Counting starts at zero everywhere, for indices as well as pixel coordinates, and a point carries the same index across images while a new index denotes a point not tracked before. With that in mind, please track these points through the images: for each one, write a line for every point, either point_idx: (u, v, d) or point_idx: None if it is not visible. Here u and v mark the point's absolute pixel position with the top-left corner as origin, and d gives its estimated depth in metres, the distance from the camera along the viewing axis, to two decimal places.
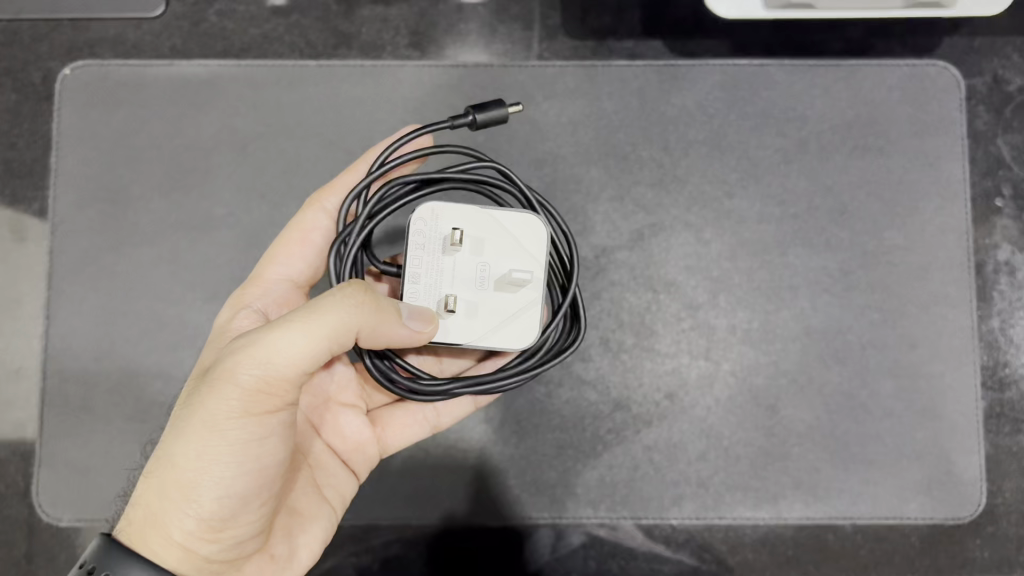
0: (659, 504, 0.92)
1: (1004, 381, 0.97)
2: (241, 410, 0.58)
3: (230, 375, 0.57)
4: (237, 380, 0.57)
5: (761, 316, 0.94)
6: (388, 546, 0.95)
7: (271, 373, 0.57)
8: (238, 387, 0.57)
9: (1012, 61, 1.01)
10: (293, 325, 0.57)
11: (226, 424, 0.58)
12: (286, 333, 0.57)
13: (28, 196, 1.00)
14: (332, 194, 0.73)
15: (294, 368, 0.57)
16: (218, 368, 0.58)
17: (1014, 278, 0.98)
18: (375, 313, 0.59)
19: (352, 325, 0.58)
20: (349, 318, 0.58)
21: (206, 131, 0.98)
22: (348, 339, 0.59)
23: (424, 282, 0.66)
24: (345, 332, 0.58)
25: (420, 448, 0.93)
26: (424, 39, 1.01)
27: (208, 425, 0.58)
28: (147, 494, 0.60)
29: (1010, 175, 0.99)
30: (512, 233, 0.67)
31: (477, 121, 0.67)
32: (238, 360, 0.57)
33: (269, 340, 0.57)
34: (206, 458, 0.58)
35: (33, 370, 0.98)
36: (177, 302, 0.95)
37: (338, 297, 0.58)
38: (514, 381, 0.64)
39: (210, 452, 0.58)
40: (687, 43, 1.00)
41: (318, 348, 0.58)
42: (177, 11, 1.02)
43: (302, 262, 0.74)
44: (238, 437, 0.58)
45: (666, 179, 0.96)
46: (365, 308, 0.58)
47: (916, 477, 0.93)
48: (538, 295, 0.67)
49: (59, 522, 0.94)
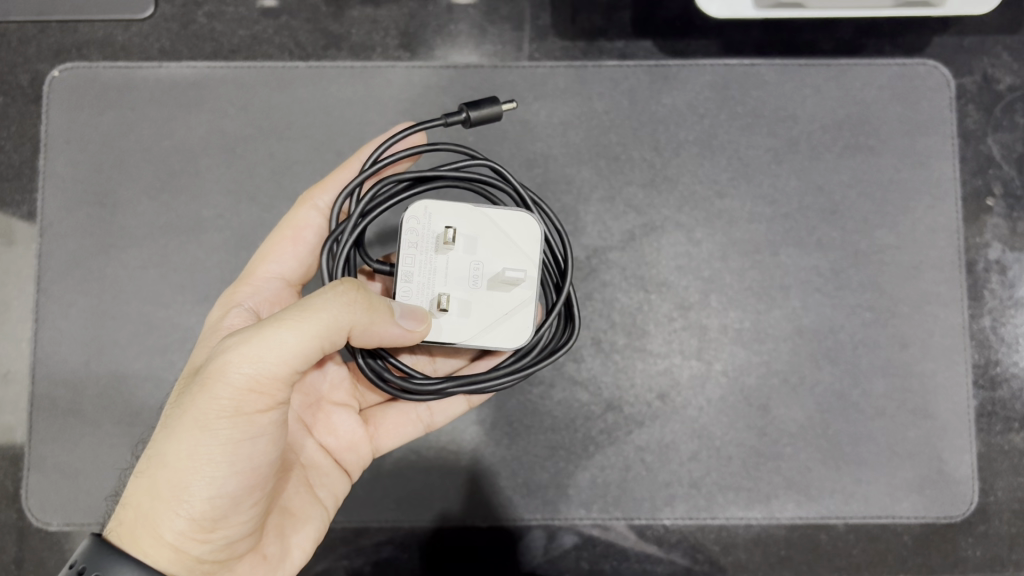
0: (652, 505, 0.92)
1: (996, 379, 0.97)
2: (232, 409, 0.57)
3: (221, 375, 0.57)
4: (228, 380, 0.57)
5: (753, 316, 0.94)
6: (379, 549, 0.95)
7: (263, 372, 0.57)
8: (229, 386, 0.57)
9: (1002, 60, 1.01)
10: (285, 324, 0.56)
11: (218, 424, 0.57)
12: (278, 332, 0.56)
13: (16, 199, 1.00)
14: (325, 191, 0.73)
15: (286, 367, 0.57)
16: (210, 367, 0.57)
17: (1005, 277, 0.98)
18: (367, 312, 0.59)
19: (344, 324, 0.58)
20: (341, 316, 0.57)
21: (195, 132, 0.97)
22: (340, 338, 0.58)
23: (417, 281, 0.66)
24: (337, 331, 0.58)
25: (411, 450, 0.93)
26: (414, 40, 1.01)
27: (198, 424, 0.58)
28: (138, 494, 0.60)
29: (1000, 173, 0.99)
30: (506, 231, 0.67)
31: (471, 118, 0.66)
32: (230, 360, 0.57)
33: (260, 339, 0.56)
34: (197, 458, 0.58)
35: (22, 373, 0.97)
36: (166, 305, 0.95)
37: (330, 296, 0.57)
38: (507, 380, 0.64)
39: (202, 452, 0.58)
40: (678, 43, 1.00)
41: (311, 347, 0.57)
42: (166, 13, 1.01)
43: (295, 259, 0.73)
44: (229, 437, 0.58)
45: (657, 179, 0.96)
46: (357, 306, 0.58)
47: (907, 476, 0.93)
48: (532, 294, 0.67)
49: (49, 526, 0.93)
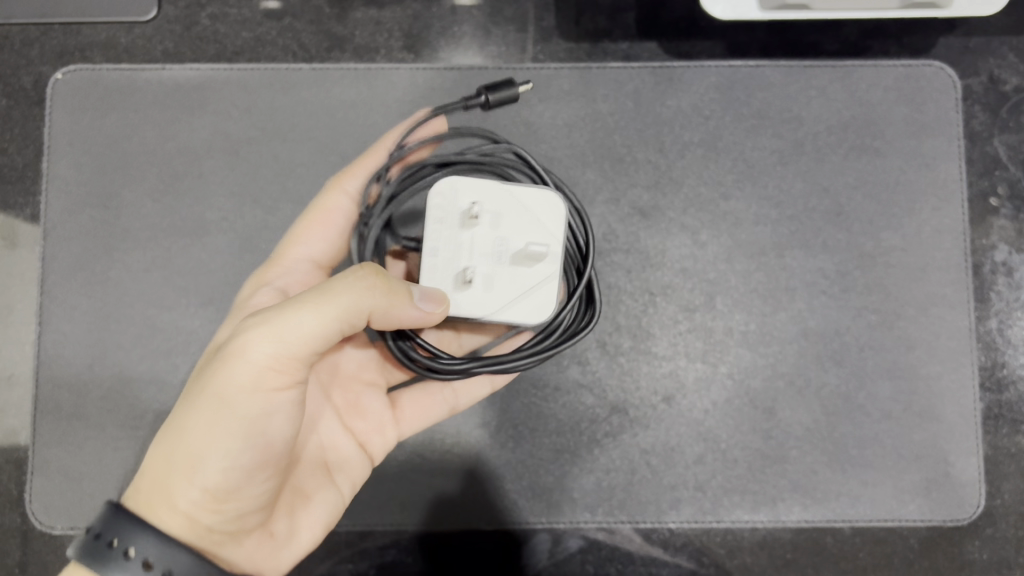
0: (657, 508, 0.92)
1: (1002, 381, 0.97)
2: (252, 386, 0.57)
3: (243, 350, 0.57)
4: (250, 357, 0.57)
5: (759, 318, 0.94)
6: (383, 552, 0.95)
7: (285, 351, 0.57)
8: (250, 362, 0.57)
9: (1008, 60, 1.00)
10: (308, 305, 0.57)
11: (238, 398, 0.57)
12: (300, 313, 0.57)
13: (21, 202, 1.00)
14: (354, 177, 0.73)
15: (306, 347, 0.57)
16: (233, 343, 0.57)
17: (1012, 279, 0.98)
18: (387, 297, 0.59)
19: (364, 307, 0.58)
20: (360, 299, 0.57)
21: (198, 135, 0.97)
22: (360, 321, 0.59)
23: (442, 257, 0.66)
24: (356, 314, 0.58)
25: (416, 453, 0.93)
26: (418, 42, 1.01)
27: (218, 398, 0.58)
28: (153, 462, 0.59)
29: (1006, 175, 0.99)
30: (530, 208, 0.67)
31: (489, 100, 0.71)
32: (254, 337, 0.57)
33: (281, 319, 0.57)
34: (214, 432, 0.58)
35: (26, 376, 0.97)
36: (170, 308, 0.94)
37: (351, 279, 0.58)
38: (529, 361, 0.64)
39: (219, 426, 0.58)
40: (683, 44, 0.99)
41: (331, 329, 0.57)
42: (170, 15, 1.01)
43: (325, 243, 0.75)
44: (247, 412, 0.58)
45: (662, 181, 0.96)
46: (377, 291, 0.58)
47: (915, 479, 0.93)
48: (555, 270, 0.66)
49: (52, 530, 0.93)
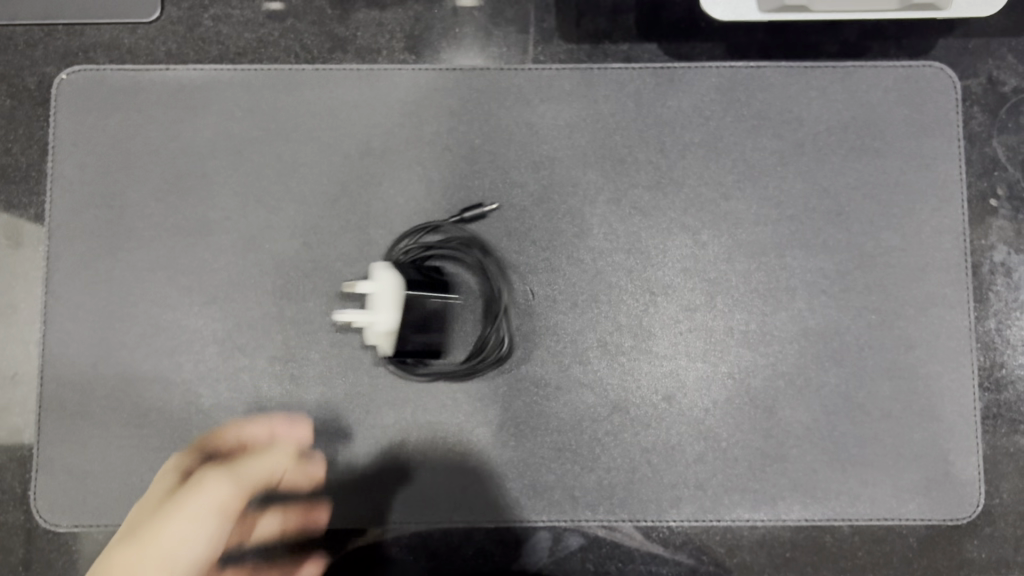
0: (658, 507, 0.93)
1: (1001, 381, 0.97)
2: (178, 557, 0.80)
3: (182, 535, 0.81)
4: (194, 540, 0.82)
5: (759, 317, 0.94)
6: (385, 550, 0.95)
7: (207, 531, 0.84)
8: (192, 530, 0.82)
9: (1007, 62, 1.01)
10: (195, 503, 0.83)
11: (167, 558, 0.79)
12: (182, 522, 0.82)
13: (24, 202, 1.00)
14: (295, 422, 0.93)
15: (217, 534, 0.85)
16: (179, 509, 0.83)
17: (1010, 279, 0.98)
18: (240, 488, 0.86)
19: (229, 498, 0.85)
20: (221, 496, 0.85)
21: (202, 135, 0.98)
22: (233, 508, 0.86)
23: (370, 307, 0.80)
24: (225, 504, 0.85)
25: (417, 451, 0.93)
26: (420, 43, 1.01)
27: (159, 553, 0.79)
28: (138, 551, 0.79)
29: (1005, 176, 0.99)
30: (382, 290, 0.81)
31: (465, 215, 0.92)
32: (198, 508, 0.83)
33: (184, 513, 0.83)
34: (151, 560, 0.78)
35: (30, 375, 0.98)
36: (174, 307, 0.95)
37: (216, 486, 0.85)
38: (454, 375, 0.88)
39: (160, 562, 0.78)
40: (683, 46, 1.00)
41: (217, 528, 0.84)
42: (173, 16, 1.02)
43: (284, 431, 0.93)
44: (181, 561, 0.80)
45: (662, 181, 0.96)
46: (236, 492, 0.86)
47: (914, 478, 0.93)
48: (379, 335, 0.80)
49: (57, 527, 0.94)
